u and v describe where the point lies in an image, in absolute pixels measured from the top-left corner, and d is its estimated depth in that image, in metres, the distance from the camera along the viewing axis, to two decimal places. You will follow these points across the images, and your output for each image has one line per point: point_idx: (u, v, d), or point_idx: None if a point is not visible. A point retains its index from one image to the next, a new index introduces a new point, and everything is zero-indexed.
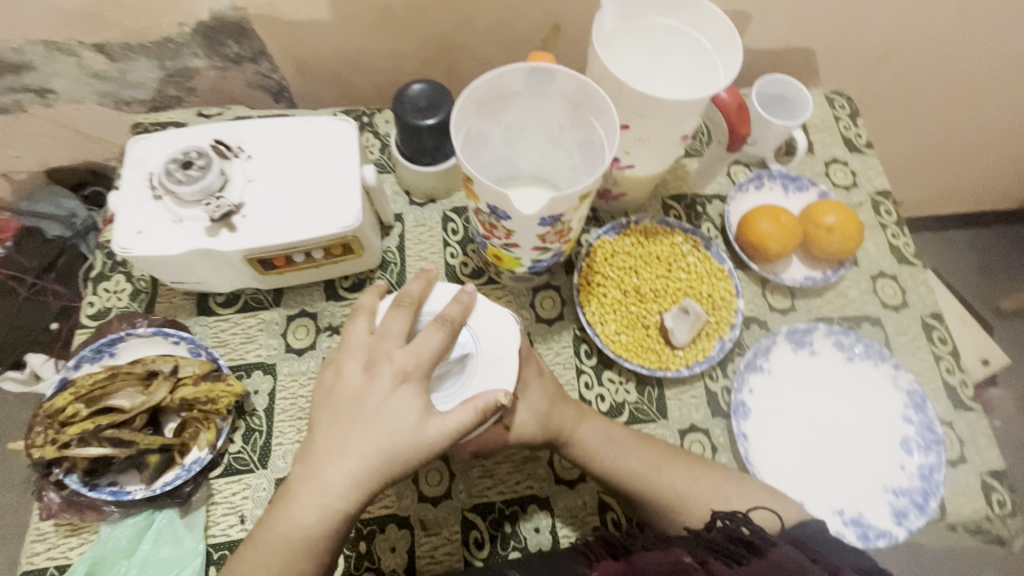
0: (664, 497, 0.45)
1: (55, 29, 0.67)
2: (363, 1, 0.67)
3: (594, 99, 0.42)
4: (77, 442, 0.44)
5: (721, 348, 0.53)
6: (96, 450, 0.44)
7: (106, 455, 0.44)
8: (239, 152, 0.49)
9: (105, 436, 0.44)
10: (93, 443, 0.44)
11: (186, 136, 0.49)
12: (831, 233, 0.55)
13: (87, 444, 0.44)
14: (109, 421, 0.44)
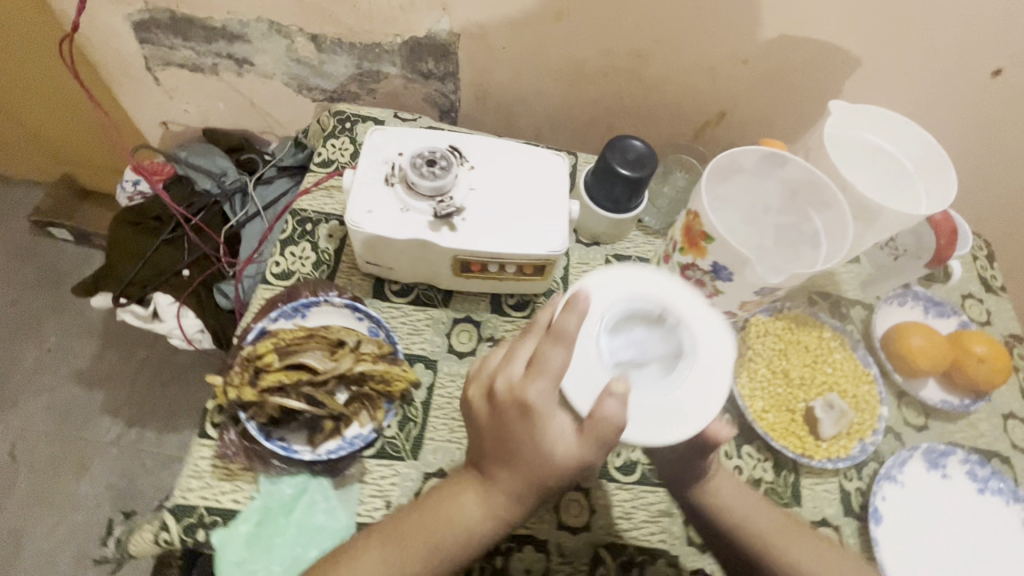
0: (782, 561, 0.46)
1: (286, 15, 0.72)
2: (563, 53, 0.72)
3: (822, 192, 0.46)
4: (273, 391, 0.46)
5: (862, 450, 0.54)
6: (292, 403, 0.46)
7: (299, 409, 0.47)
8: (468, 161, 0.53)
9: (302, 391, 0.47)
10: (288, 395, 0.47)
11: (423, 136, 0.54)
12: (980, 362, 0.57)
13: (285, 394, 0.46)
14: (305, 379, 0.47)
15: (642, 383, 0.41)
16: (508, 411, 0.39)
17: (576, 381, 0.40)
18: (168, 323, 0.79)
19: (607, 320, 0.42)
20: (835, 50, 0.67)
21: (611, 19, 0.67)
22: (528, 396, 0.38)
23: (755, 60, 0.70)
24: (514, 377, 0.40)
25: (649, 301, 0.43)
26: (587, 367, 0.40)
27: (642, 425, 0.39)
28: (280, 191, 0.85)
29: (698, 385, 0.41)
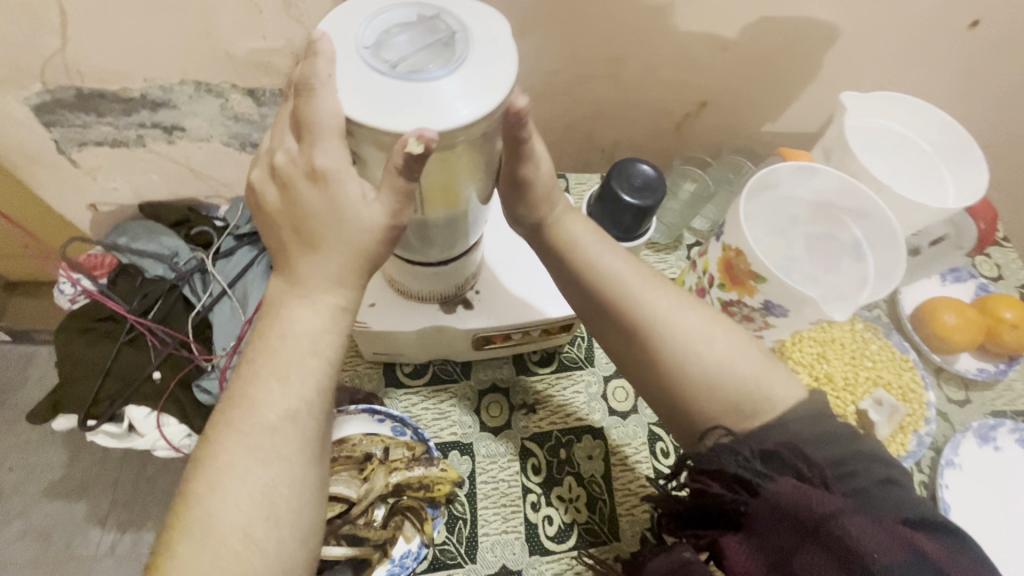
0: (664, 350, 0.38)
1: (214, 72, 0.61)
2: (532, 71, 0.65)
3: (861, 202, 0.42)
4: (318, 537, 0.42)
5: (919, 444, 0.53)
6: (336, 548, 0.42)
7: (345, 554, 0.42)
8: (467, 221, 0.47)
9: (343, 532, 0.43)
10: (332, 541, 0.43)
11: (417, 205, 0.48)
12: (1013, 328, 0.56)
13: (328, 541, 0.42)
14: (344, 514, 0.43)
15: (418, 75, 0.27)
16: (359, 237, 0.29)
17: (350, 98, 0.27)
18: (149, 436, 0.72)
19: (356, 38, 0.29)
20: (834, 25, 0.61)
21: (588, 25, 0.59)
22: (320, 165, 0.29)
23: (748, 44, 0.63)
24: (300, 164, 0.30)
25: (389, 18, 0.30)
26: (367, 77, 0.27)
27: (493, 93, 0.27)
28: (241, 264, 0.77)
29: (501, 56, 0.28)
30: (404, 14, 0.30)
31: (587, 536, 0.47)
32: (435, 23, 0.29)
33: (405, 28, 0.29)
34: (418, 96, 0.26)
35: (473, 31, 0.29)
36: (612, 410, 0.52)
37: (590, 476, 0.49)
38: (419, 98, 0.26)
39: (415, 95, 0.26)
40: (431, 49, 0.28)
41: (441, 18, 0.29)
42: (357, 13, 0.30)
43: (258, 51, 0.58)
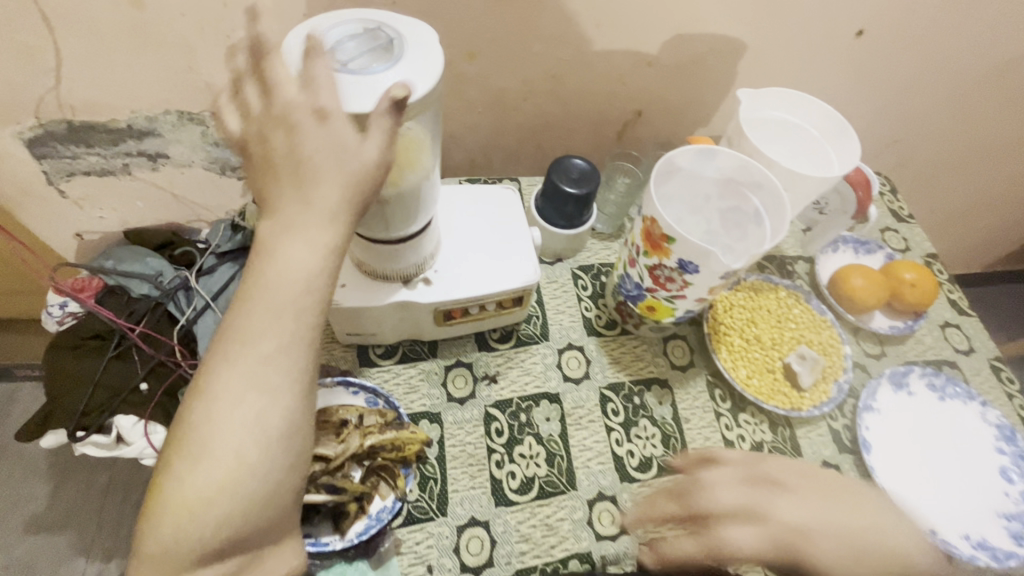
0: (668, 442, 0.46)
1: (195, 102, 0.68)
2: (483, 89, 0.73)
3: (754, 175, 0.50)
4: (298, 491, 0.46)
5: (839, 390, 0.60)
6: (314, 495, 0.46)
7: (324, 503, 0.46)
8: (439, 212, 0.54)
9: (322, 482, 0.46)
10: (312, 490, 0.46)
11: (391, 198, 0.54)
12: (913, 287, 0.64)
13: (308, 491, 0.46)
14: (323, 469, 0.47)
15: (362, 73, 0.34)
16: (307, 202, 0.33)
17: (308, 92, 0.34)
18: (137, 444, 0.76)
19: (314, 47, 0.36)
20: (740, 40, 0.71)
21: (527, 47, 0.68)
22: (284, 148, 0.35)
23: (669, 59, 0.73)
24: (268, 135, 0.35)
25: (340, 31, 0.37)
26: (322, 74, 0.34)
27: (427, 82, 0.34)
28: (224, 279, 0.82)
29: (430, 56, 0.36)
30: (353, 27, 0.37)
31: (548, 487, 0.52)
32: (376, 33, 0.37)
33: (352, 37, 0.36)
34: (369, 92, 0.34)
35: (405, 33, 0.36)
36: (567, 377, 0.58)
37: (548, 436, 0.55)
38: (364, 89, 0.34)
39: (360, 88, 0.34)
40: (374, 54, 0.36)
41: (382, 29, 0.37)
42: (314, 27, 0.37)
43: (234, 81, 0.66)
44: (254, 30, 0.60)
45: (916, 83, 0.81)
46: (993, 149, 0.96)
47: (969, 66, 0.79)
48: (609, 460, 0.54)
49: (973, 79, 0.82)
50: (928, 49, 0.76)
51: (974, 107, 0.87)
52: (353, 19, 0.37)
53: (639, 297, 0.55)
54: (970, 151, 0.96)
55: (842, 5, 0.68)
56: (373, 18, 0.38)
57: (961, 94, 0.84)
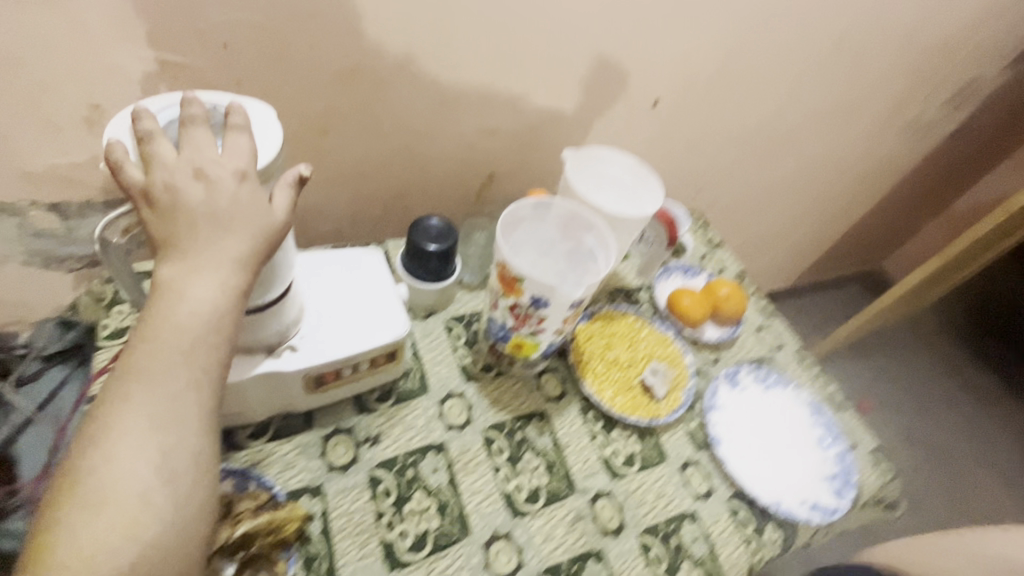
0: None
1: (7, 191, 0.61)
2: (340, 161, 0.76)
3: (583, 220, 0.59)
4: None
5: (688, 395, 0.69)
6: None
7: None
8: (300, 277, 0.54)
9: None
10: None
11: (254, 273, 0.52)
12: (729, 299, 0.77)
13: None
14: None
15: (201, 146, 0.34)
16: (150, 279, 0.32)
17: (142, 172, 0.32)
18: None
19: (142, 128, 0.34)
20: (567, 110, 0.83)
21: (379, 122, 0.73)
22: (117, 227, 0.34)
23: (510, 128, 0.82)
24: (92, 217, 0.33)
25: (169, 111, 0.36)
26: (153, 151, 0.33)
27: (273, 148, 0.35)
28: (51, 386, 0.74)
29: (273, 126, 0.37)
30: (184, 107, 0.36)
31: (442, 539, 0.52)
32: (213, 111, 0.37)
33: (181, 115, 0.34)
34: (203, 170, 0.32)
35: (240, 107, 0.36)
36: (450, 425, 0.60)
37: (437, 486, 0.55)
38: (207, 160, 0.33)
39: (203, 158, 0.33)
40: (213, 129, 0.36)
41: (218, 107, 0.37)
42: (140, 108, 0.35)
43: (59, 167, 0.61)
44: (81, 113, 0.57)
45: (707, 138, 1.00)
46: (773, 187, 1.21)
47: (741, 124, 1.01)
48: (499, 499, 0.56)
49: (746, 134, 1.03)
50: (709, 113, 0.95)
51: (752, 155, 1.09)
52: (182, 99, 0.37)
53: (506, 337, 0.60)
54: (758, 189, 1.20)
55: (639, 81, 0.84)
56: (206, 95, 0.36)
57: (740, 145, 1.06)
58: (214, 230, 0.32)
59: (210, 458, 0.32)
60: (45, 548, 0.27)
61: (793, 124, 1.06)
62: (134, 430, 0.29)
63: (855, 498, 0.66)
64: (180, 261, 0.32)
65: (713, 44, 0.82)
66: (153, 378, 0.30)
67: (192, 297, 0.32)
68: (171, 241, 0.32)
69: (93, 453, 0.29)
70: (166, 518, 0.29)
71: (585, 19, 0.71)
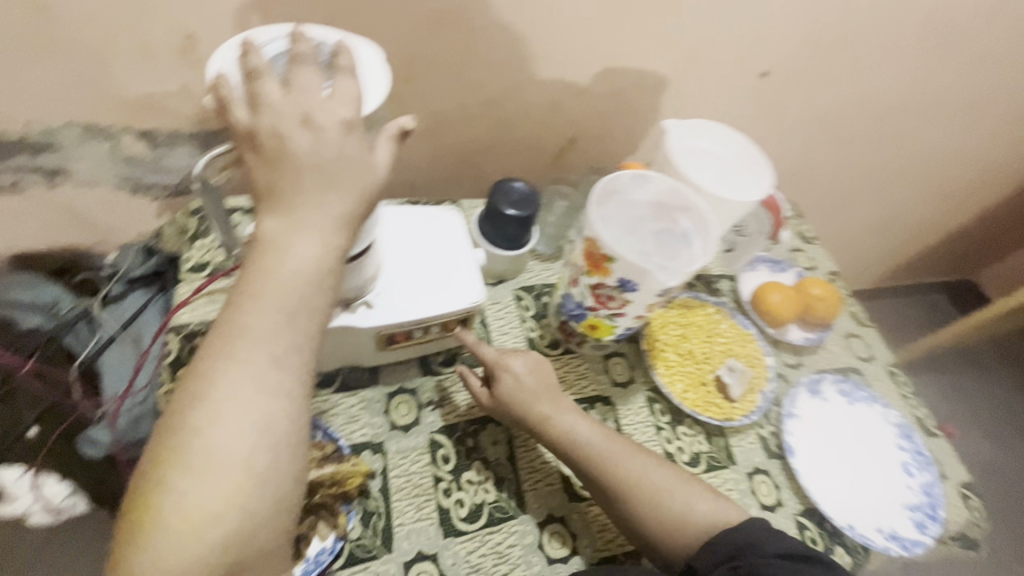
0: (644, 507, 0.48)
1: (103, 115, 0.62)
2: (422, 111, 0.73)
3: (683, 199, 0.54)
4: None
5: (765, 399, 0.64)
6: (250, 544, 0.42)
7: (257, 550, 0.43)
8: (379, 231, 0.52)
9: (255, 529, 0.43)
10: None
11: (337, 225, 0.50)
12: (822, 301, 0.70)
13: None
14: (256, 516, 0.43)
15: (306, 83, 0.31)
16: (252, 230, 0.31)
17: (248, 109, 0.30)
18: (22, 500, 0.69)
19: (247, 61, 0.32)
20: (666, 74, 0.76)
21: (466, 72, 0.69)
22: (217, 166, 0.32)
23: (602, 90, 0.76)
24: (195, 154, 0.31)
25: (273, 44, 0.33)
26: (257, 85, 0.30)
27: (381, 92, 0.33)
28: (133, 308, 0.77)
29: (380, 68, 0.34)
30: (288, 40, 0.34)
31: (497, 513, 0.51)
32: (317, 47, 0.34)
33: (289, 51, 0.32)
34: (310, 115, 0.30)
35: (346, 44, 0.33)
36: None
37: (496, 459, 0.54)
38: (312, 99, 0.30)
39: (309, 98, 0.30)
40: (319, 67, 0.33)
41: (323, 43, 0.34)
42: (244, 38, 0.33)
43: (152, 94, 0.61)
44: (175, 42, 0.56)
45: (812, 118, 0.90)
46: (877, 179, 1.09)
47: (854, 105, 0.90)
48: (558, 481, 0.54)
49: (857, 116, 0.92)
50: (821, 89, 0.85)
51: (859, 141, 0.98)
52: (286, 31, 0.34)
53: (582, 316, 0.57)
54: (860, 180, 1.08)
55: (752, 47, 0.75)
56: (315, 32, 0.34)
57: (847, 129, 0.95)
58: (320, 185, 0.30)
59: (304, 424, 0.31)
60: (153, 503, 0.27)
61: (916, 109, 0.94)
62: (235, 390, 0.28)
63: (937, 532, 0.61)
64: (283, 215, 0.30)
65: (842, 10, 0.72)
66: (255, 336, 0.29)
67: (291, 250, 0.30)
68: (276, 193, 0.30)
69: (196, 412, 0.28)
70: (266, 484, 0.29)
71: None
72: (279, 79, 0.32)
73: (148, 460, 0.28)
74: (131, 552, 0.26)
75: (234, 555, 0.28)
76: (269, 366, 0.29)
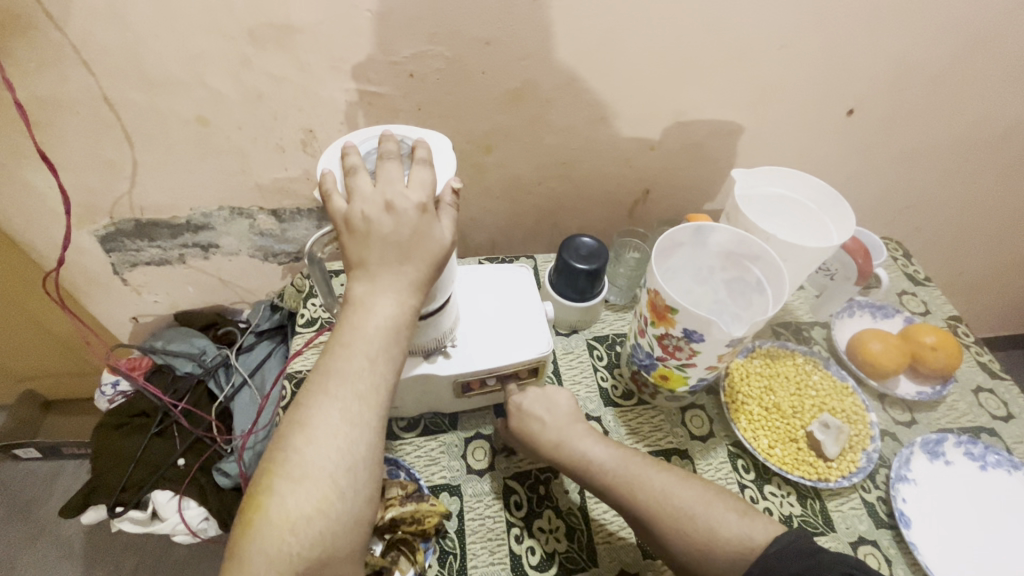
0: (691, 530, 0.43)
1: (245, 199, 0.76)
2: (499, 176, 0.80)
3: (752, 249, 0.53)
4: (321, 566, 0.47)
5: (869, 460, 0.58)
6: None
7: None
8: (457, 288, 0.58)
9: None
10: None
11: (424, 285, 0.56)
12: (935, 350, 0.63)
13: None
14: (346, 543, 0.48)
15: (388, 172, 0.37)
16: (345, 293, 0.38)
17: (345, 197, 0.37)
18: (170, 520, 0.79)
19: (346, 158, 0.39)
20: (736, 124, 0.77)
21: (537, 139, 0.75)
22: None
23: (671, 144, 0.78)
24: None
25: (367, 143, 0.40)
26: (351, 178, 0.37)
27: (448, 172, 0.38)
28: (261, 355, 0.90)
29: (448, 153, 0.40)
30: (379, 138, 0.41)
31: (568, 564, 0.51)
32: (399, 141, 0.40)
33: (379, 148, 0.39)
34: (390, 202, 0.36)
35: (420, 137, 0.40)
36: None
37: (568, 509, 0.54)
38: (392, 185, 0.37)
39: (390, 184, 0.37)
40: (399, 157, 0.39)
41: (405, 137, 0.41)
42: (346, 140, 0.41)
43: (281, 180, 0.74)
44: (299, 138, 0.69)
45: (913, 153, 0.84)
46: (1007, 210, 0.97)
47: (964, 135, 0.82)
48: (630, 536, 0.53)
49: (969, 147, 0.84)
50: (923, 122, 0.79)
51: (976, 172, 0.89)
52: (378, 130, 0.41)
53: (652, 366, 0.57)
54: (983, 212, 0.97)
55: (829, 90, 0.73)
56: (399, 129, 0.41)
57: (960, 162, 0.87)
58: (398, 259, 0.36)
59: (380, 453, 0.35)
60: (261, 504, 0.32)
61: None
62: (327, 418, 0.34)
63: None
64: (370, 280, 0.36)
65: (938, 40, 0.68)
66: (342, 376, 0.35)
67: (376, 308, 0.36)
68: (364, 262, 0.36)
69: (295, 435, 0.34)
70: (346, 499, 0.33)
71: (768, 28, 0.64)
72: (370, 172, 0.39)
73: (259, 472, 0.34)
74: (238, 554, 0.31)
75: (318, 561, 0.32)
76: (353, 400, 0.34)
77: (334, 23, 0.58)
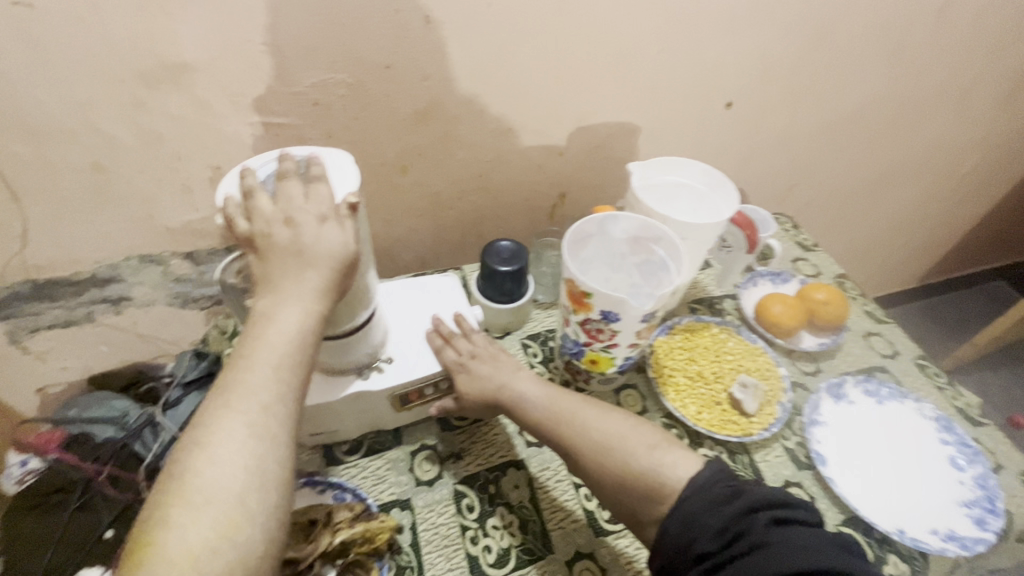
0: (622, 492, 0.46)
1: (154, 246, 0.73)
2: (417, 195, 0.81)
3: (653, 231, 0.58)
4: None
5: (784, 409, 0.64)
6: None
7: None
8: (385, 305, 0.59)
9: None
10: None
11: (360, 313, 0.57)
12: (826, 305, 0.71)
13: None
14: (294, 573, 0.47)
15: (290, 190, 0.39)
16: (254, 312, 0.38)
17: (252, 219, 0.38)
18: None
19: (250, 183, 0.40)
20: (632, 126, 0.83)
21: (449, 156, 0.78)
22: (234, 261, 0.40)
23: (577, 148, 0.84)
24: None
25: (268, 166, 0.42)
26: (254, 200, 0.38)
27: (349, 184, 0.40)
28: (190, 405, 0.83)
29: (350, 168, 0.42)
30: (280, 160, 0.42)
31: (525, 555, 0.52)
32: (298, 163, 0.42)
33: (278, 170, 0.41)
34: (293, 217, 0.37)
35: (317, 155, 0.42)
36: (530, 442, 0.60)
37: (519, 502, 0.56)
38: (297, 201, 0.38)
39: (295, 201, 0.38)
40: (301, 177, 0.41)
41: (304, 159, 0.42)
42: (246, 168, 0.41)
43: (192, 222, 0.72)
44: (206, 176, 0.67)
45: (787, 138, 0.95)
46: (874, 177, 1.11)
47: (826, 117, 0.93)
48: (582, 517, 0.55)
49: (833, 127, 0.96)
50: (790, 109, 0.89)
51: (843, 148, 1.01)
52: (275, 153, 0.42)
53: (581, 352, 0.60)
54: (855, 182, 1.10)
55: (708, 88, 0.81)
56: (296, 149, 0.42)
57: (827, 140, 0.98)
58: (304, 275, 0.37)
59: (291, 469, 0.36)
60: (153, 543, 0.31)
61: (890, 109, 0.97)
62: (234, 437, 0.34)
63: (1002, 528, 0.56)
64: (278, 296, 0.37)
65: (787, 37, 0.78)
66: (246, 396, 0.35)
67: (283, 325, 0.37)
68: (271, 281, 0.37)
69: (199, 458, 0.33)
70: (255, 521, 0.33)
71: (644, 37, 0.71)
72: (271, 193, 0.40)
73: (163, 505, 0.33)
74: None
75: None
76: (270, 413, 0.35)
77: (225, 58, 0.58)
